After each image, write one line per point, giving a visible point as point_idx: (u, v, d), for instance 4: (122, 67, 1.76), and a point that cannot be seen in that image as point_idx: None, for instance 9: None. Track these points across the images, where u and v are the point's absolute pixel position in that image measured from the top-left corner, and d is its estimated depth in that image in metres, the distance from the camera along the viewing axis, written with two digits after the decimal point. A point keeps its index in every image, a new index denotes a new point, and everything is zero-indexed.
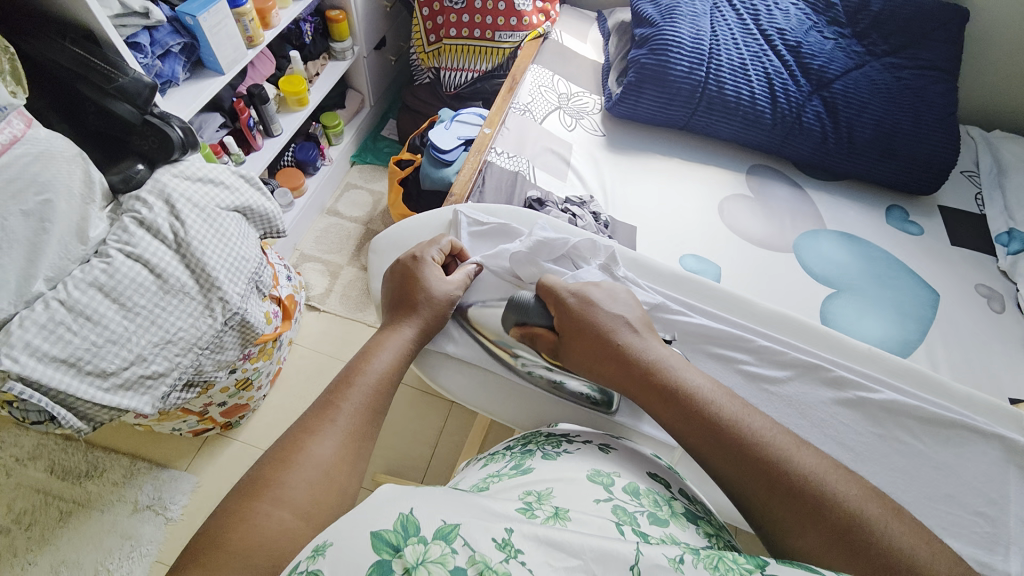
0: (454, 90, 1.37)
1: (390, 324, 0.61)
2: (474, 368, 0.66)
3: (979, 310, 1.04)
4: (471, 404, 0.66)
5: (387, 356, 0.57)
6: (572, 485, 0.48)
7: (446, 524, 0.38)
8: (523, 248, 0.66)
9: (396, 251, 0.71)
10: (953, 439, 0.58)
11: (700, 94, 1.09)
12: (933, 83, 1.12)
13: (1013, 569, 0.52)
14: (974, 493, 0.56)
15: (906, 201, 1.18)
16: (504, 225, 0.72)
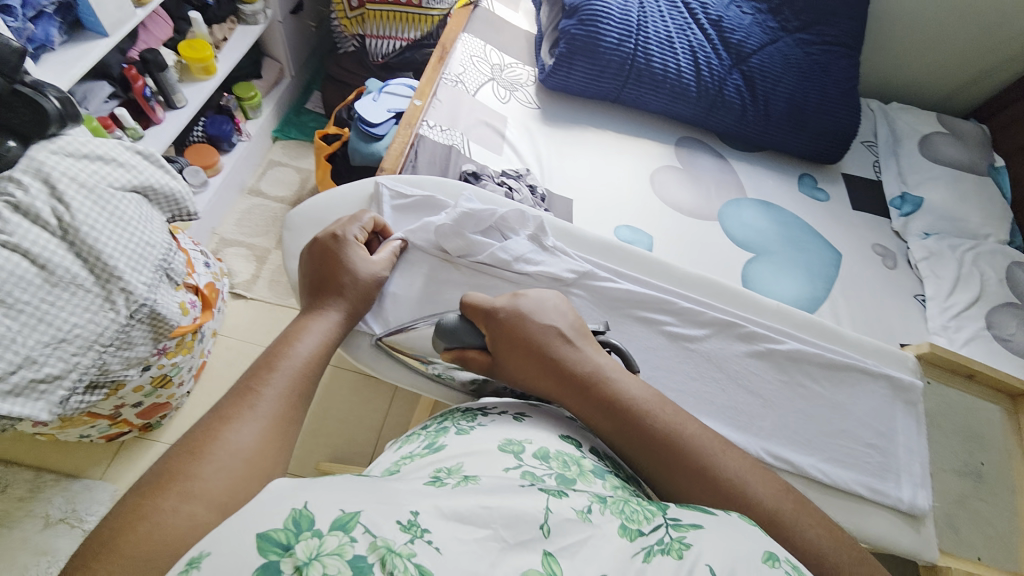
0: (382, 60, 1.29)
1: (312, 308, 0.57)
2: (403, 344, 0.64)
3: (875, 268, 1.16)
4: (400, 385, 0.64)
5: (312, 339, 0.54)
6: (480, 457, 0.44)
7: (344, 515, 0.32)
8: (448, 220, 0.66)
9: (313, 228, 0.67)
10: (850, 381, 0.65)
11: (630, 66, 1.11)
12: (837, 59, 1.20)
13: (901, 494, 0.60)
14: (866, 428, 0.64)
15: (815, 170, 1.28)
16: (430, 198, 0.70)
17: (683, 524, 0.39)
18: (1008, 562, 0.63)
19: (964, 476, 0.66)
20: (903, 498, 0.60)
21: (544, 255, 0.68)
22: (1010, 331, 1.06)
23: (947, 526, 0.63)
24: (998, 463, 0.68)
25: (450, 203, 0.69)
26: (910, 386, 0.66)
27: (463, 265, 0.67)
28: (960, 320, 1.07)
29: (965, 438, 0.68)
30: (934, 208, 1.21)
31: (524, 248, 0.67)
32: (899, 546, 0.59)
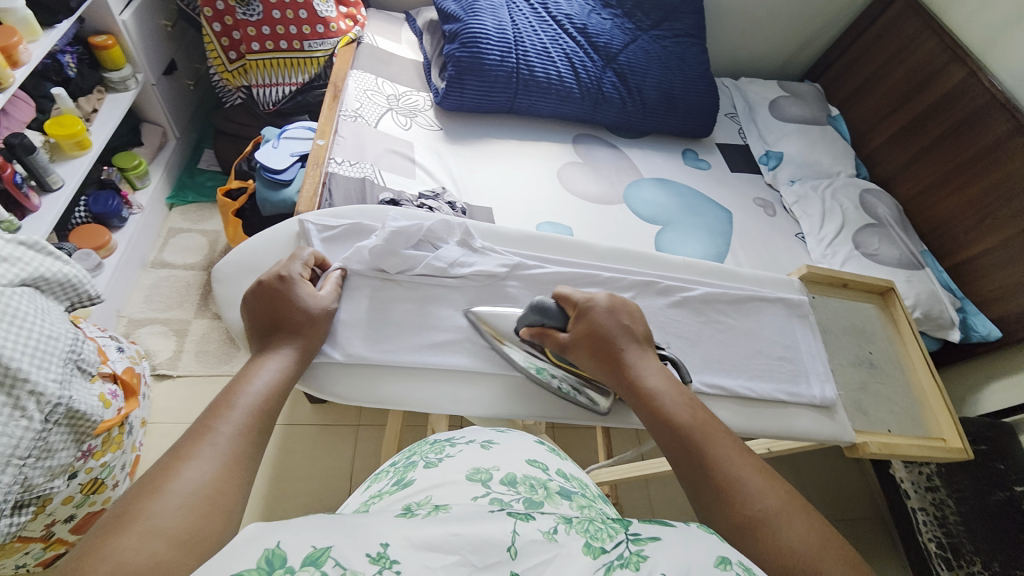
0: (273, 108, 1.27)
1: (261, 349, 0.56)
2: (360, 365, 0.63)
3: (760, 217, 1.33)
4: (368, 404, 0.62)
5: (267, 376, 0.53)
6: (450, 488, 0.47)
7: (313, 551, 0.32)
8: (380, 241, 0.68)
9: (245, 274, 0.66)
10: (755, 311, 0.76)
11: (516, 79, 1.20)
12: (689, 48, 1.39)
13: (814, 391, 0.71)
14: (778, 346, 0.74)
15: (694, 144, 1.45)
16: (357, 224, 0.71)
17: (644, 538, 0.37)
18: (908, 426, 0.75)
19: (860, 366, 0.78)
20: (815, 394, 0.71)
21: (475, 256, 0.72)
22: (874, 246, 1.24)
23: (856, 409, 0.74)
24: (884, 350, 0.81)
25: (376, 226, 0.72)
26: (799, 303, 0.78)
27: (402, 280, 0.69)
28: (835, 245, 1.25)
29: (854, 336, 0.81)
30: (793, 158, 1.41)
31: (455, 253, 0.71)
32: (822, 435, 0.69)
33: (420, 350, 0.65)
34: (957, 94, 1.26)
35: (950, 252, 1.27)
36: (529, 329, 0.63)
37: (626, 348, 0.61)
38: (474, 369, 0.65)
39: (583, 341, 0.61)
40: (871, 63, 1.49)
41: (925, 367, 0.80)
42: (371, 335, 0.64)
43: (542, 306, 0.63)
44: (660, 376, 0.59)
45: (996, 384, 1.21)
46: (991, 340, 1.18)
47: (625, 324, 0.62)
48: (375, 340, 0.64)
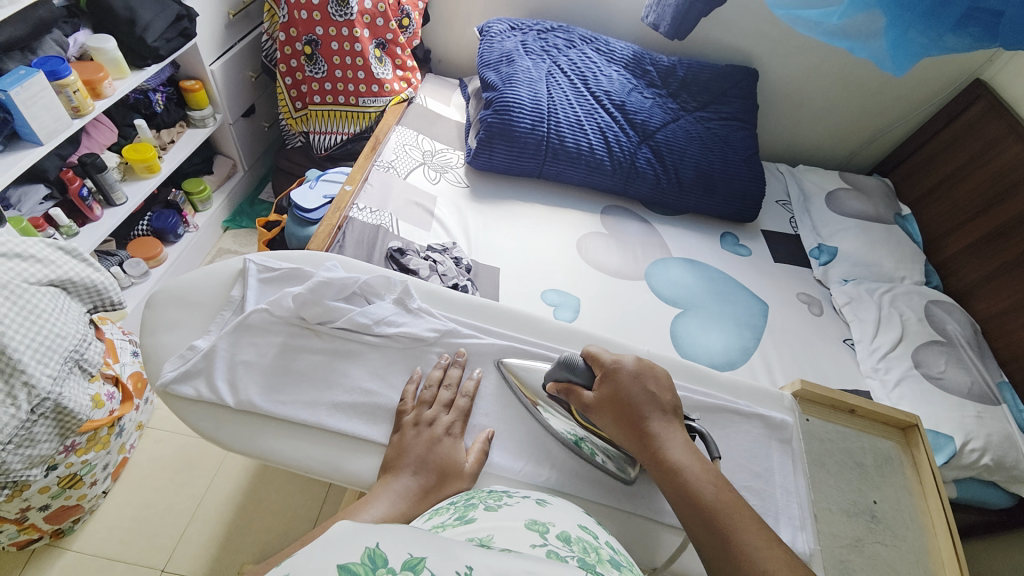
0: (325, 152, 1.40)
1: (384, 477, 0.55)
2: (301, 426, 0.59)
3: (802, 315, 1.20)
4: (243, 455, 0.58)
5: (377, 512, 0.50)
6: (509, 532, 0.39)
7: (412, 557, 0.28)
8: (304, 290, 0.64)
9: (175, 303, 0.65)
10: (746, 427, 0.66)
11: (546, 146, 1.22)
12: (735, 131, 1.35)
13: (797, 543, 0.59)
14: (760, 475, 0.63)
15: (735, 228, 1.37)
16: (297, 269, 0.69)
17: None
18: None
19: (856, 517, 0.64)
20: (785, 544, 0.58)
21: (406, 317, 0.67)
22: (939, 368, 1.05)
23: (841, 573, 0.59)
24: (892, 500, 0.66)
25: (313, 273, 0.69)
26: (781, 424, 0.66)
27: (322, 331, 0.65)
28: (889, 360, 1.08)
29: (853, 477, 0.66)
30: (849, 255, 1.28)
31: (385, 311, 0.66)
32: None
33: (317, 408, 0.60)
34: None
35: None
36: (555, 383, 0.62)
37: (643, 411, 0.58)
38: (377, 442, 0.59)
39: (607, 405, 0.59)
40: (948, 164, 1.35)
41: (947, 532, 0.63)
42: (312, 388, 0.62)
43: (569, 361, 0.62)
44: (679, 443, 0.56)
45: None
46: None
47: (652, 390, 0.59)
48: (269, 390, 0.60)
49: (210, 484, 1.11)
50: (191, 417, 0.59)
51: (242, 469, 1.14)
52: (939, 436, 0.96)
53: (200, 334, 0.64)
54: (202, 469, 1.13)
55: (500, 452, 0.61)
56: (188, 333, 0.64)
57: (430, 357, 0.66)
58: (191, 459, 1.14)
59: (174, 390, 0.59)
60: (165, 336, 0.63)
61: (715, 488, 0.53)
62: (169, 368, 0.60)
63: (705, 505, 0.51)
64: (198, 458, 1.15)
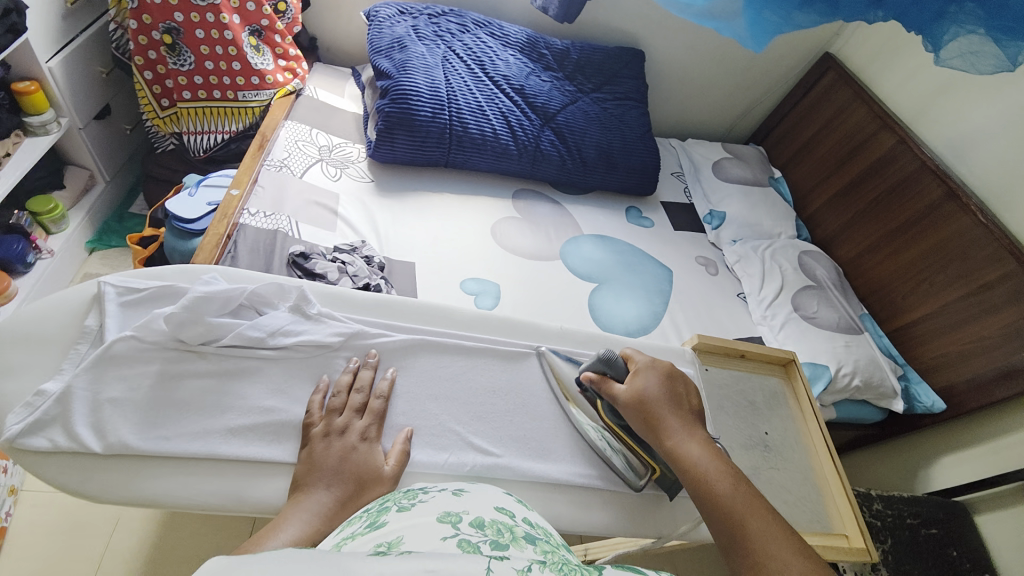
0: (205, 154, 1.26)
1: (296, 494, 0.52)
2: (200, 459, 0.54)
3: (701, 276, 1.31)
4: (131, 501, 0.52)
5: (289, 534, 0.48)
6: (419, 529, 0.38)
7: None
8: (177, 309, 0.57)
9: (20, 343, 0.55)
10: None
11: (450, 134, 1.20)
12: (629, 110, 1.43)
13: None
14: None
15: (638, 202, 1.46)
16: (168, 287, 0.61)
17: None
18: (805, 523, 0.68)
19: (752, 449, 0.72)
20: None
21: (307, 325, 0.63)
22: (813, 309, 1.21)
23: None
24: (781, 430, 0.75)
25: (190, 289, 0.61)
26: None
27: (207, 352, 0.59)
28: (774, 307, 1.23)
29: (747, 414, 0.75)
30: (735, 218, 1.41)
31: (281, 320, 0.62)
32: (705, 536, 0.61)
33: (210, 437, 0.55)
34: (888, 159, 1.29)
35: (891, 316, 1.24)
36: (590, 375, 0.66)
37: (667, 410, 0.61)
38: (287, 461, 0.55)
39: (633, 403, 0.62)
40: (807, 130, 1.54)
41: (825, 449, 0.74)
42: (207, 417, 0.56)
43: (607, 357, 0.65)
44: (700, 439, 0.58)
45: (949, 459, 1.14)
46: (935, 412, 1.13)
47: (676, 390, 0.63)
48: (148, 426, 0.54)
49: (109, 542, 0.98)
50: (50, 473, 0.51)
51: (146, 519, 1.01)
52: (816, 367, 1.11)
53: (52, 375, 0.55)
54: (96, 527, 0.99)
55: (425, 449, 0.60)
56: (34, 376, 0.54)
57: (340, 362, 0.63)
58: (82, 516, 1.00)
59: (26, 444, 0.50)
60: (10, 382, 0.53)
61: (731, 482, 0.54)
62: (13, 420, 0.51)
63: (723, 498, 0.53)
64: (89, 515, 1.00)
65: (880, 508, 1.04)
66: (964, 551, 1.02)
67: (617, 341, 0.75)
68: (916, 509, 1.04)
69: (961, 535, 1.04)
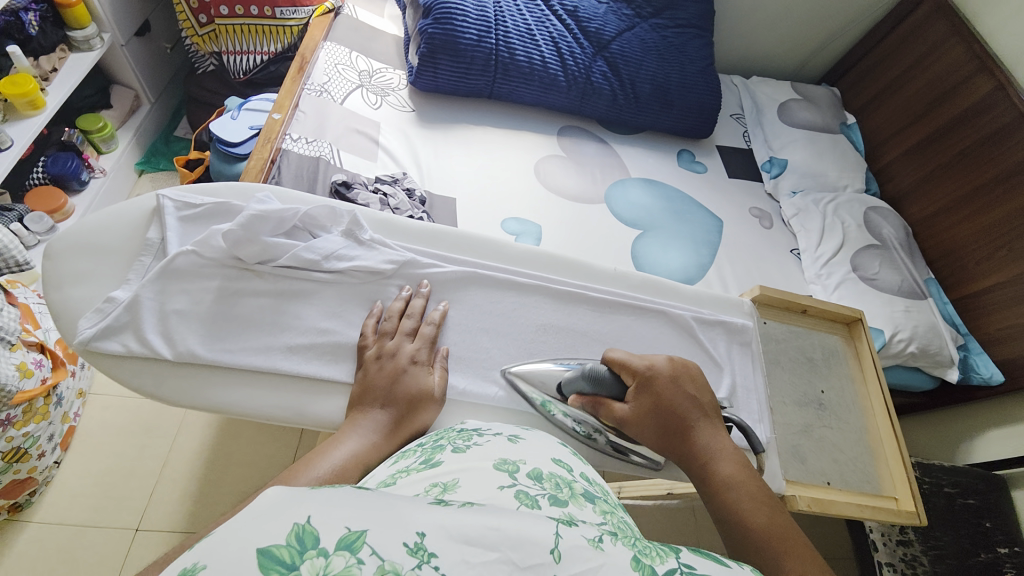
0: (244, 77, 1.23)
1: (354, 413, 0.54)
2: (259, 373, 0.56)
3: (754, 228, 1.23)
4: (198, 407, 0.55)
5: (349, 447, 0.49)
6: (476, 475, 0.39)
7: (350, 533, 0.26)
8: (234, 226, 0.57)
9: (87, 253, 0.57)
10: (709, 334, 0.69)
11: (496, 61, 1.12)
12: (691, 40, 1.30)
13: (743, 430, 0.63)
14: (716, 377, 0.67)
15: (691, 145, 1.36)
16: (223, 204, 0.61)
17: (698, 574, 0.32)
18: (854, 483, 0.66)
19: (805, 406, 0.70)
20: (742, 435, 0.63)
21: (359, 250, 0.62)
22: (873, 270, 1.13)
23: (791, 456, 0.65)
24: (837, 389, 0.72)
25: (244, 207, 0.61)
26: (742, 329, 0.70)
27: (263, 272, 0.59)
28: (831, 265, 1.15)
29: (802, 370, 0.72)
30: (798, 167, 1.30)
31: (334, 244, 0.61)
32: None
33: (271, 352, 0.57)
34: (983, 107, 1.14)
35: (961, 282, 1.15)
36: (579, 397, 0.59)
37: (686, 419, 0.56)
38: (341, 381, 0.57)
39: (646, 415, 0.57)
40: (892, 70, 1.36)
41: (884, 412, 0.71)
42: (264, 336, 0.57)
43: (593, 373, 0.59)
44: (726, 456, 0.55)
45: (999, 433, 1.09)
46: (993, 385, 1.07)
47: (692, 395, 0.58)
48: (212, 338, 0.56)
49: (174, 445, 1.07)
50: (124, 375, 0.54)
51: (204, 427, 1.10)
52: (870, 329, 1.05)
53: (119, 284, 0.57)
54: (163, 430, 1.08)
55: (472, 381, 0.61)
56: (102, 284, 0.56)
57: (393, 290, 0.63)
58: (148, 420, 1.09)
59: (100, 346, 0.53)
60: (79, 289, 0.56)
61: (763, 509, 0.51)
62: (87, 324, 0.53)
63: (754, 526, 0.50)
64: (155, 420, 1.09)
65: (918, 475, 1.01)
66: (1002, 523, 1.00)
67: (667, 287, 0.72)
68: (956, 479, 1.01)
69: (1001, 507, 1.01)
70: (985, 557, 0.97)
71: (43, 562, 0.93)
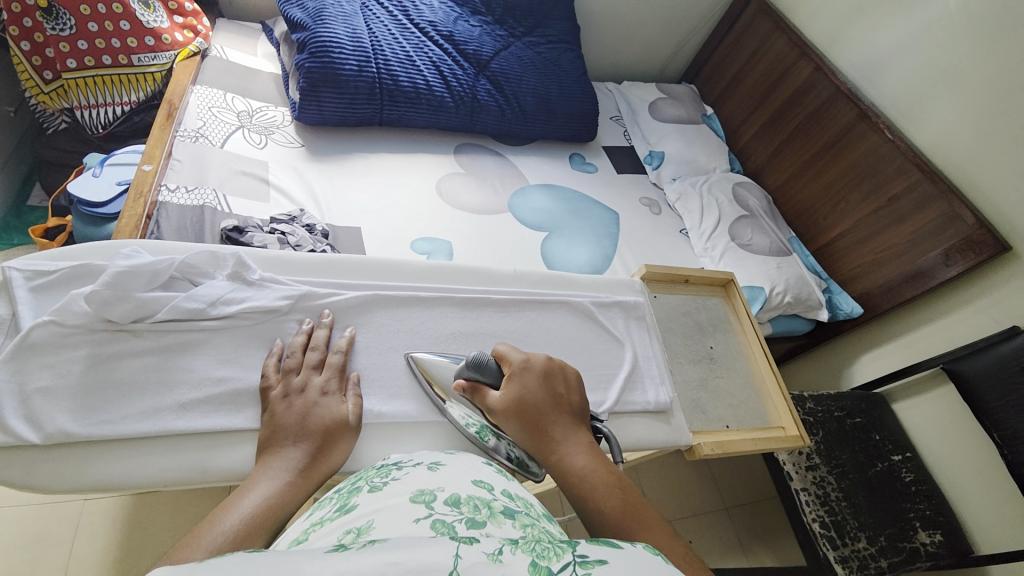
0: (104, 131, 1.12)
1: (264, 456, 0.51)
2: (157, 439, 0.52)
3: (645, 216, 1.36)
4: (87, 492, 0.49)
5: (264, 488, 0.47)
6: (391, 512, 0.39)
7: None
8: (99, 286, 0.52)
9: None
10: (609, 314, 0.76)
11: (380, 88, 1.14)
12: (563, 53, 1.41)
13: (649, 395, 0.69)
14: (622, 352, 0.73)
15: (580, 148, 1.47)
16: (80, 266, 0.56)
17: (592, 562, 0.31)
18: (748, 421, 0.75)
19: (698, 363, 0.78)
20: (649, 399, 0.69)
21: (248, 292, 0.60)
22: (747, 237, 1.29)
23: (693, 408, 0.73)
24: (725, 343, 0.82)
25: (108, 265, 0.57)
26: (635, 304, 0.77)
27: (150, 331, 0.56)
28: (714, 239, 1.30)
29: (692, 331, 0.81)
30: (673, 157, 1.46)
31: (219, 290, 0.59)
32: (658, 442, 0.67)
33: (162, 414, 0.53)
34: (806, 88, 1.35)
35: (816, 235, 1.35)
36: (461, 383, 0.58)
37: (548, 414, 0.55)
38: (247, 429, 0.54)
39: (511, 410, 0.55)
40: (734, 65, 1.58)
41: (762, 354, 0.81)
42: (161, 400, 0.53)
43: (476, 361, 0.58)
44: (585, 448, 0.54)
45: (868, 356, 1.29)
46: (854, 317, 1.26)
47: (558, 393, 0.58)
48: (88, 410, 0.51)
49: (71, 551, 0.94)
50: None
51: (108, 522, 0.97)
52: (752, 288, 1.19)
53: None
54: (56, 537, 0.94)
55: (396, 403, 0.61)
56: None
57: (294, 326, 0.62)
58: (30, 533, 0.94)
59: None
60: None
61: (618, 495, 0.49)
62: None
63: (608, 512, 0.48)
64: (44, 530, 0.95)
65: (812, 406, 1.15)
66: (885, 432, 1.18)
67: (564, 280, 0.78)
68: (843, 402, 1.18)
69: (882, 419, 1.19)
70: (881, 466, 1.13)
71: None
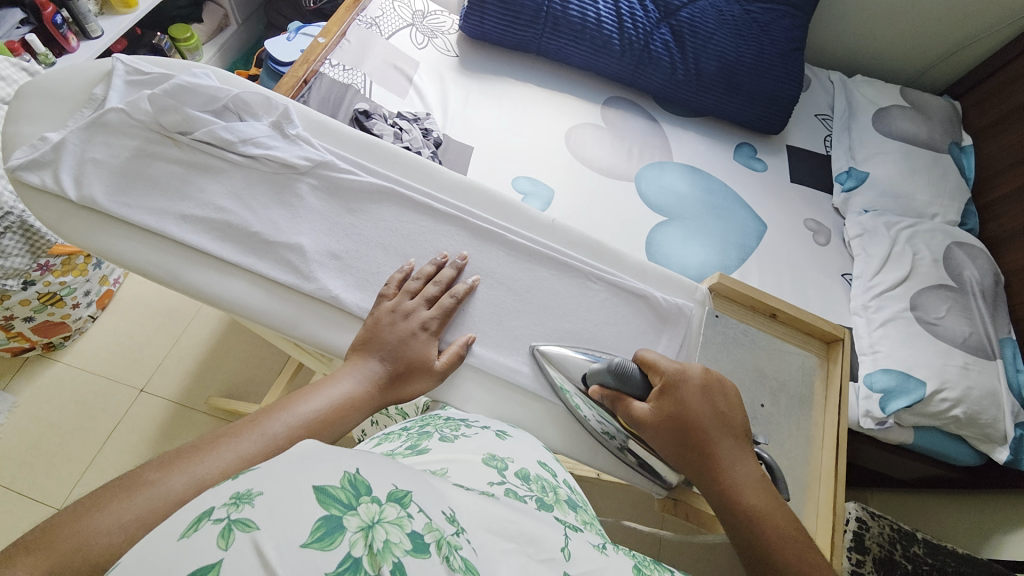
0: (314, 5, 1.30)
1: (354, 354, 0.56)
2: (152, 236, 0.60)
3: (803, 242, 1.09)
4: (86, 249, 0.60)
5: (342, 389, 0.53)
6: (466, 467, 0.40)
7: (398, 490, 0.30)
8: (160, 90, 0.63)
9: (46, 101, 0.65)
10: (638, 313, 0.66)
11: (546, 13, 1.08)
12: (779, 18, 1.15)
13: None
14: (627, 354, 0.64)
15: (756, 139, 1.21)
16: (166, 75, 0.67)
17: None
18: None
19: None
20: None
21: (280, 142, 0.65)
22: (936, 314, 0.95)
23: None
24: (781, 412, 0.66)
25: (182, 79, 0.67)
26: (678, 311, 0.66)
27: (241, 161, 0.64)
28: (883, 299, 0.98)
29: (748, 381, 0.66)
30: (879, 183, 1.11)
31: (256, 132, 0.65)
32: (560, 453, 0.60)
33: (163, 217, 0.60)
34: None
35: None
36: (600, 389, 0.57)
37: (708, 428, 0.54)
38: (234, 263, 0.60)
39: (665, 424, 0.55)
40: None
41: (831, 448, 0.63)
42: (219, 217, 0.61)
43: (618, 368, 0.57)
44: (753, 474, 0.53)
45: None
46: None
47: (718, 405, 0.56)
48: (117, 191, 0.60)
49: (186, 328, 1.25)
50: (37, 207, 0.60)
51: None
52: (909, 380, 0.89)
53: (56, 128, 0.64)
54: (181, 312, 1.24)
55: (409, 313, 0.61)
56: (44, 126, 0.64)
57: (351, 205, 0.65)
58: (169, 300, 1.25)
59: (24, 176, 0.59)
60: (80, 144, 0.62)
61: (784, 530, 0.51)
62: (20, 155, 0.60)
63: (773, 553, 0.49)
64: (180, 306, 1.28)
65: (919, 553, 0.88)
66: None
67: (609, 254, 0.70)
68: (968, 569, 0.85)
69: None
70: None
71: (64, 393, 1.16)
